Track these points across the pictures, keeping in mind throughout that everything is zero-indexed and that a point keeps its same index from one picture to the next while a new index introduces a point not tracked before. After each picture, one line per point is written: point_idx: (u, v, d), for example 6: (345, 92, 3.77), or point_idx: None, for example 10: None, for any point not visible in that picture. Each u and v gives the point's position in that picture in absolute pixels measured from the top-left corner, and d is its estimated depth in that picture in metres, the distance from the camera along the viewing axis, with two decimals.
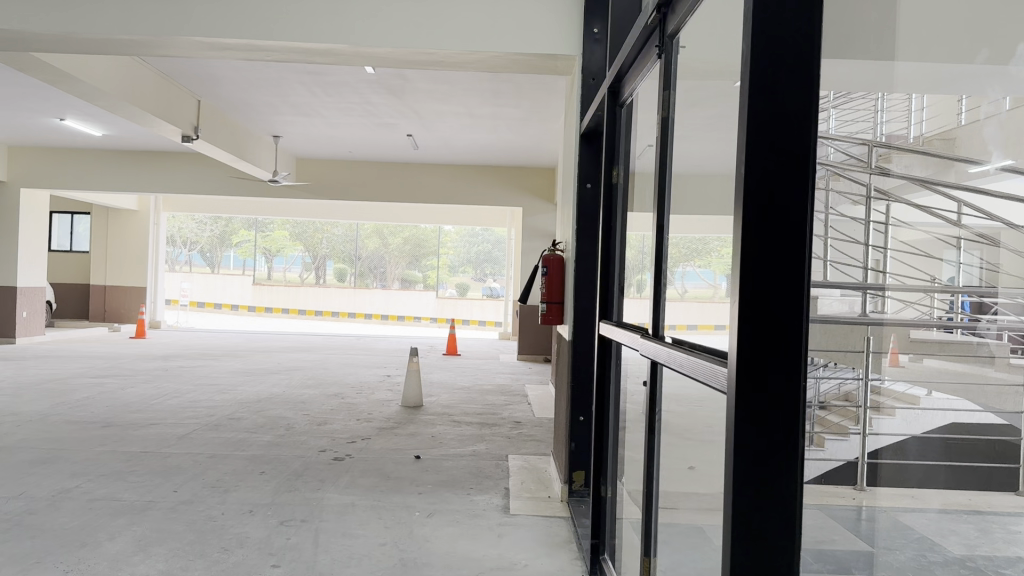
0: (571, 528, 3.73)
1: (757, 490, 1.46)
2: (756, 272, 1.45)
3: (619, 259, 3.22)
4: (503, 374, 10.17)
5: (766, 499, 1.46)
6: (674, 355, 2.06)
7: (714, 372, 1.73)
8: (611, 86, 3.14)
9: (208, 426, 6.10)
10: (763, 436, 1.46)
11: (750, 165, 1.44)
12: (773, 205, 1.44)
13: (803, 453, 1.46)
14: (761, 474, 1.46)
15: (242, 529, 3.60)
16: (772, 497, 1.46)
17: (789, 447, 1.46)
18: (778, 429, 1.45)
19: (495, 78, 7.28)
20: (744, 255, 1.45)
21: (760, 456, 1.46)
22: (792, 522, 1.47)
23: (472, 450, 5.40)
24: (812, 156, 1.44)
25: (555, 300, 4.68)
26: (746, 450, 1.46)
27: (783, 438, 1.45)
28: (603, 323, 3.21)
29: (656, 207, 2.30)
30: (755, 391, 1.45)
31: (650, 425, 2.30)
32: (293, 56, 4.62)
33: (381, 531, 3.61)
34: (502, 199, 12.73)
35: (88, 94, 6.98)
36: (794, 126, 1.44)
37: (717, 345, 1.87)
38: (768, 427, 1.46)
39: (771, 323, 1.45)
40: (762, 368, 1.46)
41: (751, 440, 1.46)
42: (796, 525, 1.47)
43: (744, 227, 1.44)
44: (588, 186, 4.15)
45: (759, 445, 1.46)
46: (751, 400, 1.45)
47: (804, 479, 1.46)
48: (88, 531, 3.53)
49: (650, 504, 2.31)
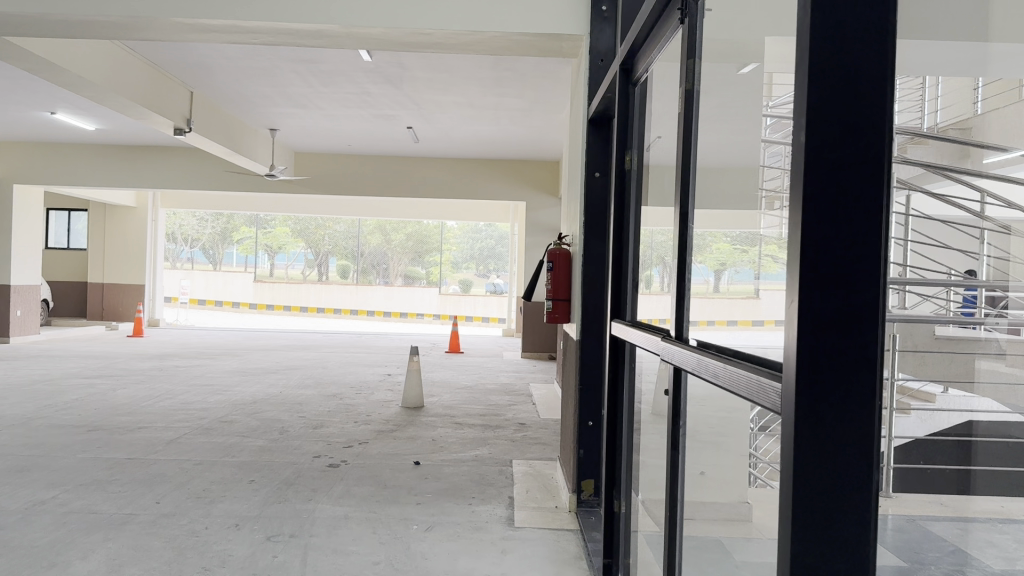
0: (579, 544, 3.46)
1: (822, 528, 1.18)
2: (820, 252, 1.16)
3: (634, 251, 2.93)
4: (507, 373, 9.90)
5: (832, 517, 1.18)
6: (702, 362, 1.75)
7: (750, 385, 1.44)
8: (624, 62, 2.86)
9: (199, 430, 5.84)
10: (829, 457, 1.17)
11: (811, 138, 1.16)
12: (842, 180, 1.16)
13: (880, 462, 1.18)
14: (826, 519, 1.18)
15: (226, 546, 3.34)
16: (840, 515, 1.18)
17: (861, 456, 1.17)
18: (846, 434, 1.17)
19: (498, 64, 7.01)
20: (802, 244, 1.18)
21: (824, 495, 1.17)
22: (866, 545, 1.18)
23: (474, 455, 5.13)
24: (889, 115, 1.16)
25: (561, 297, 4.40)
26: (808, 465, 1.18)
27: (853, 444, 1.17)
28: (616, 322, 2.92)
29: (678, 194, 2.02)
30: (817, 416, 1.17)
31: (674, 442, 2.02)
32: (281, 37, 4.35)
33: (375, 547, 3.35)
34: (505, 193, 12.45)
35: (73, 85, 6.71)
36: (868, 89, 1.16)
37: (758, 353, 1.57)
38: (834, 432, 1.17)
39: (840, 333, 1.17)
40: (829, 367, 1.17)
41: (815, 476, 1.17)
42: (869, 550, 1.18)
43: (804, 213, 1.17)
44: (598, 176, 3.88)
45: (825, 453, 1.17)
46: (813, 421, 1.17)
47: (879, 493, 1.18)
48: (58, 549, 3.27)
49: (674, 527, 2.01)
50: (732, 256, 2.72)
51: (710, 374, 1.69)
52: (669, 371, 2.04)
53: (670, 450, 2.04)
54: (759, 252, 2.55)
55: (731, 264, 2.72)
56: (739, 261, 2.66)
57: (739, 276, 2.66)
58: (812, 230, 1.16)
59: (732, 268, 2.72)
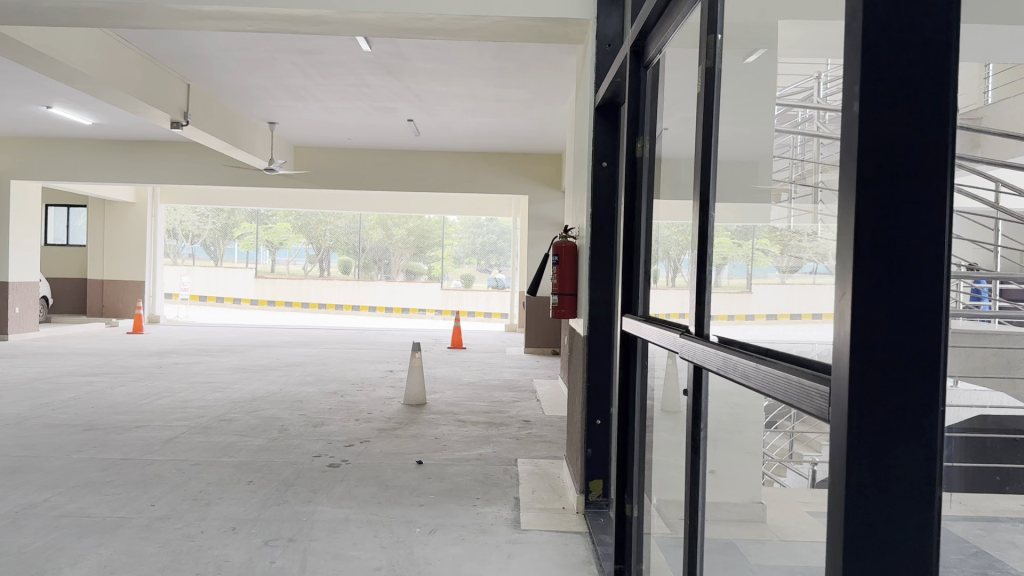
0: (589, 548, 3.33)
1: (881, 536, 1.05)
2: (877, 234, 1.03)
3: (645, 243, 2.79)
4: (511, 368, 9.78)
5: (891, 523, 1.05)
6: (727, 360, 1.61)
7: (782, 385, 1.31)
8: (635, 44, 2.73)
9: (197, 429, 5.72)
10: (887, 458, 1.05)
11: (865, 114, 1.03)
12: (901, 155, 1.03)
13: (942, 461, 1.06)
14: (885, 540, 1.05)
15: (222, 551, 3.21)
16: (899, 521, 1.05)
17: (922, 455, 1.05)
18: (905, 431, 1.04)
19: (500, 53, 6.88)
20: (856, 227, 1.04)
21: (882, 506, 1.05)
22: (927, 553, 1.05)
23: (478, 454, 5.01)
24: (953, 85, 1.03)
25: (568, 292, 4.27)
26: (864, 465, 1.05)
27: (913, 443, 1.04)
28: (627, 318, 2.78)
29: (699, 180, 1.89)
30: (874, 414, 1.04)
31: (693, 446, 1.90)
32: (276, 23, 4.21)
33: (377, 552, 3.22)
34: (507, 187, 12.31)
35: (68, 77, 6.59)
36: (929, 57, 1.03)
37: (791, 351, 1.45)
38: (892, 430, 1.04)
39: (900, 336, 1.04)
40: (885, 360, 1.04)
41: (870, 486, 1.05)
42: (931, 557, 1.06)
43: (857, 199, 1.04)
44: (605, 166, 3.74)
45: (882, 454, 1.05)
46: (868, 418, 1.04)
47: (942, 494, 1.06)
48: (48, 555, 3.14)
49: (695, 537, 1.89)
50: (731, 249, 2.63)
51: (737, 374, 1.56)
52: (689, 369, 1.92)
53: (689, 454, 1.92)
54: (752, 244, 2.45)
55: (731, 259, 2.63)
56: (734, 256, 2.58)
57: (736, 270, 2.58)
58: (866, 219, 1.03)
59: (730, 262, 2.65)
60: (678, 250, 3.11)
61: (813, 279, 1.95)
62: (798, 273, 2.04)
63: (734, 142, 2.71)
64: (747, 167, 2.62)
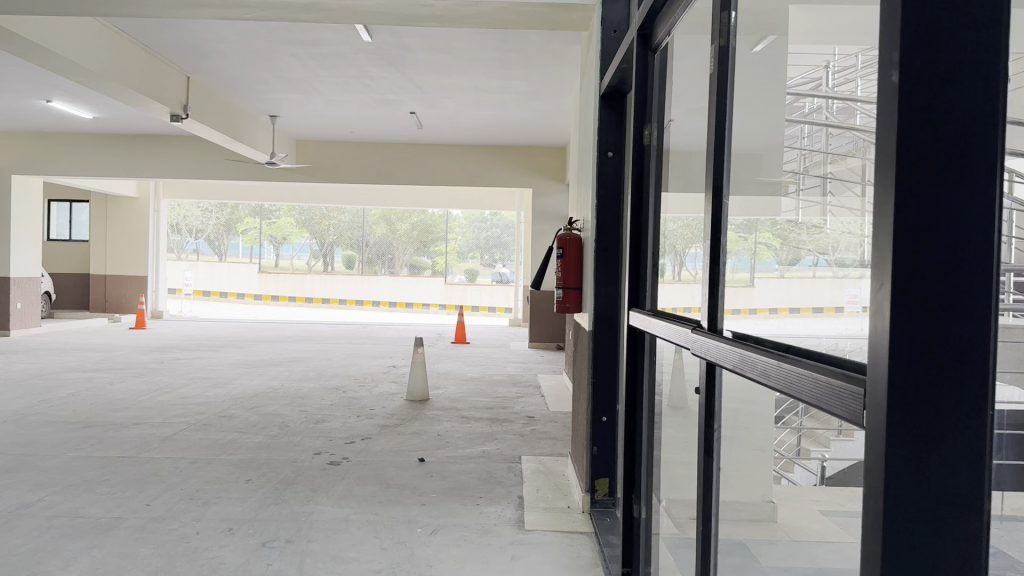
0: (595, 549, 3.24)
1: (924, 546, 0.95)
2: (919, 218, 0.93)
3: (652, 235, 2.68)
4: (515, 363, 9.68)
5: (932, 532, 0.95)
6: (744, 357, 1.50)
7: (804, 386, 1.22)
8: (642, 27, 2.62)
9: (197, 426, 5.64)
10: (929, 460, 0.95)
11: (904, 87, 0.93)
12: (946, 132, 0.93)
13: (990, 464, 0.96)
14: (929, 548, 0.95)
15: (218, 553, 3.13)
16: (941, 527, 0.95)
17: (968, 458, 0.95)
18: (948, 430, 0.95)
19: (503, 44, 6.77)
20: (897, 211, 0.94)
21: (925, 512, 0.95)
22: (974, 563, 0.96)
23: (482, 451, 4.91)
24: (1003, 52, 0.93)
25: (572, 285, 4.18)
26: (903, 469, 0.95)
27: (957, 443, 0.95)
28: (633, 312, 2.67)
29: (712, 163, 1.78)
30: (915, 411, 0.94)
31: (706, 447, 1.80)
32: (273, 11, 4.11)
33: (377, 553, 3.13)
34: (511, 181, 12.20)
35: (65, 69, 6.51)
36: (975, 22, 0.93)
37: (813, 349, 1.35)
38: (936, 431, 0.94)
39: (944, 330, 0.94)
40: (929, 352, 0.94)
41: (910, 492, 0.95)
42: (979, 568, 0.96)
43: (898, 180, 0.93)
44: (611, 155, 3.64)
45: (926, 455, 0.95)
46: (909, 416, 0.94)
47: (990, 499, 0.96)
48: (39, 557, 3.06)
49: (708, 544, 1.80)
50: (736, 243, 2.57)
51: (754, 372, 1.45)
52: (701, 368, 1.82)
53: (702, 456, 1.82)
54: (754, 239, 2.40)
55: (735, 251, 2.56)
56: (737, 249, 2.52)
57: (739, 263, 2.52)
58: (908, 202, 0.93)
59: (735, 255, 2.57)
60: (684, 244, 3.03)
61: (813, 274, 1.90)
62: (795, 266, 2.00)
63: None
64: (757, 157, 2.51)
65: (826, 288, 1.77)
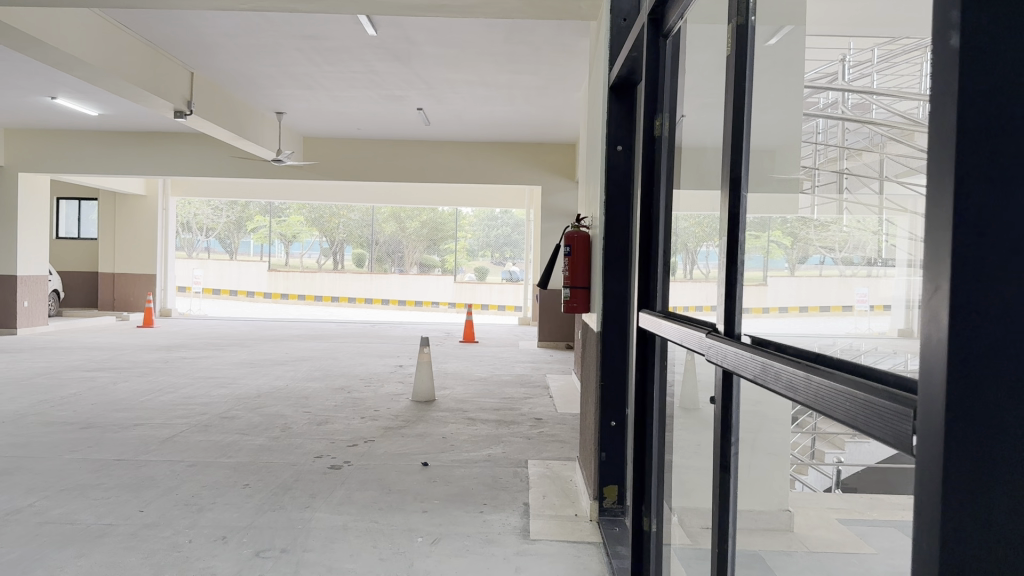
0: (604, 561, 3.10)
1: None
2: (987, 205, 0.79)
3: (664, 233, 2.53)
4: (523, 363, 9.55)
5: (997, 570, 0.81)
6: (767, 367, 1.35)
7: (838, 403, 1.07)
8: (652, 12, 2.48)
9: (197, 427, 5.52)
10: (994, 484, 0.81)
11: (964, 51, 0.79)
12: (1013, 106, 0.79)
13: None
14: None
15: (210, 563, 3.00)
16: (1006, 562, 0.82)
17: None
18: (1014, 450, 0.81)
19: (510, 37, 6.64)
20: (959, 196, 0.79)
21: (989, 546, 0.81)
22: None
23: (487, 455, 4.78)
24: None
25: (580, 285, 4.02)
26: (966, 498, 0.81)
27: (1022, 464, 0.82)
28: (644, 314, 2.52)
29: (730, 151, 1.63)
30: (977, 430, 0.80)
31: (722, 463, 1.64)
32: None
33: (375, 564, 3.00)
34: (520, 178, 12.06)
35: (66, 65, 6.41)
36: None
37: (843, 360, 1.20)
38: (1001, 451, 0.81)
39: (1011, 335, 0.80)
40: (994, 360, 0.80)
41: (973, 525, 0.81)
42: None
43: (959, 161, 0.79)
44: (620, 150, 3.50)
45: (991, 479, 0.81)
46: (970, 436, 0.81)
47: None
48: (23, 567, 2.94)
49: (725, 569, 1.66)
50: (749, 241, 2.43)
51: (777, 383, 1.31)
52: (717, 377, 1.68)
53: (717, 471, 1.67)
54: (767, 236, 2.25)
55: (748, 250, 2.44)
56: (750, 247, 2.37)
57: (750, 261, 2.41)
58: (971, 189, 0.79)
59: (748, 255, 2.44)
60: (695, 242, 2.87)
61: (820, 272, 1.86)
62: (806, 264, 1.95)
63: (765, 128, 2.41)
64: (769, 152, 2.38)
65: (832, 287, 1.74)
